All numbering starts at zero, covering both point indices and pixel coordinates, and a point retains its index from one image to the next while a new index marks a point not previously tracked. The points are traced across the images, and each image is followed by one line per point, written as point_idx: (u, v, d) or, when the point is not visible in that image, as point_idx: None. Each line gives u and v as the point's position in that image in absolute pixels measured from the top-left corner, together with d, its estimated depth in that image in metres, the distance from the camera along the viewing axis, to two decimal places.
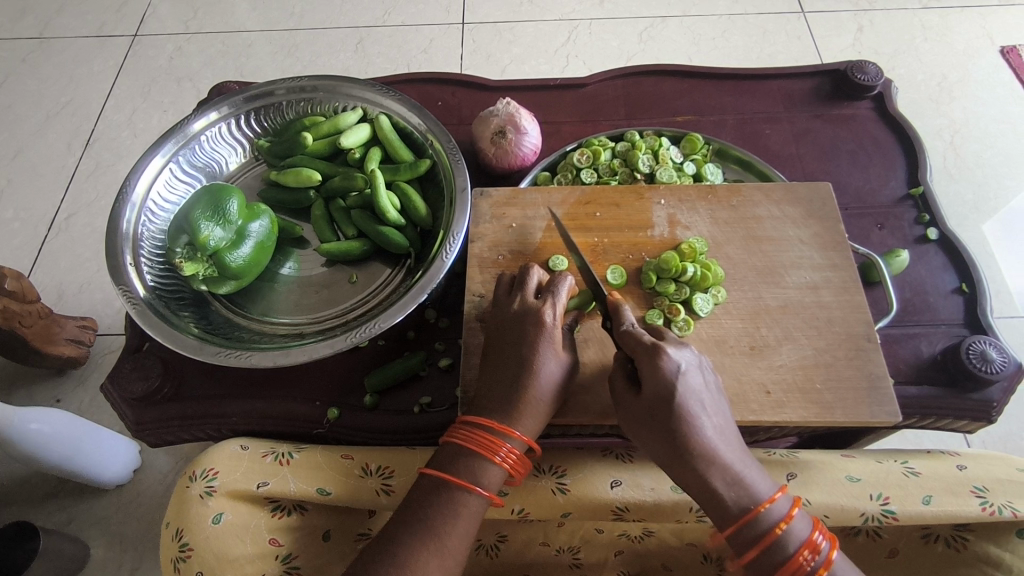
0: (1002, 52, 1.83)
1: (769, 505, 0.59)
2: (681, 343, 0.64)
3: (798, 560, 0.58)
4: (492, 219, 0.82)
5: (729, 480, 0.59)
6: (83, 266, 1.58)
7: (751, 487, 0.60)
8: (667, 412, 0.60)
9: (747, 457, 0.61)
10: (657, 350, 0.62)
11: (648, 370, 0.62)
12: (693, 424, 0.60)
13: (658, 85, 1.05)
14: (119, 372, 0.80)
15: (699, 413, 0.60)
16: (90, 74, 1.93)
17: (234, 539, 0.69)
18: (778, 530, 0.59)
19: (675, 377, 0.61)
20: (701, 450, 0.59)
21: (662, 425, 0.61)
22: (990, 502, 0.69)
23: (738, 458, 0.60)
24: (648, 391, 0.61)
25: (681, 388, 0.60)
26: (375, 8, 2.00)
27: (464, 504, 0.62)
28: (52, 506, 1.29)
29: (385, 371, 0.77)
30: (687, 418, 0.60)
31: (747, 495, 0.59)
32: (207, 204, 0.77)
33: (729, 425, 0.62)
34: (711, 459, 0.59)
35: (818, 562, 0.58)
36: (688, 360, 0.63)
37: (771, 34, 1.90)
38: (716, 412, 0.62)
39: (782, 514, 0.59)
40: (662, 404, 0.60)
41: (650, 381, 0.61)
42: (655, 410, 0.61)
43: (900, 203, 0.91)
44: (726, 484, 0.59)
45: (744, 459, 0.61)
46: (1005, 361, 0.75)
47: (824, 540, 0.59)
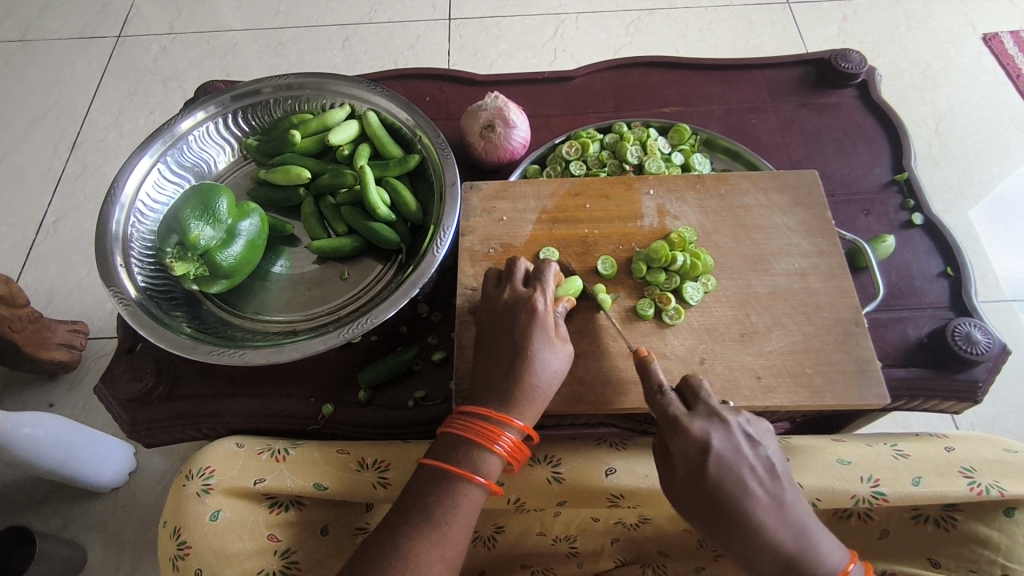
0: (985, 39, 1.85)
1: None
2: (712, 413, 0.64)
3: None
4: (482, 213, 0.82)
5: (785, 554, 0.60)
6: (72, 270, 1.57)
7: (810, 558, 0.60)
8: (706, 497, 0.62)
9: (805, 523, 0.61)
10: (682, 427, 0.63)
11: (679, 451, 0.63)
12: (735, 507, 0.61)
13: (645, 77, 1.05)
14: (112, 374, 0.80)
15: (737, 489, 0.61)
16: (74, 76, 1.91)
17: (232, 536, 0.69)
18: None
19: (705, 458, 0.62)
20: (748, 527, 0.61)
21: (704, 507, 0.62)
22: (978, 482, 0.70)
23: (792, 526, 0.61)
24: (682, 471, 0.63)
25: (713, 470, 0.62)
26: (361, 5, 2.00)
27: (464, 494, 0.62)
28: (47, 510, 1.28)
29: (379, 366, 0.78)
30: (725, 501, 0.61)
31: (808, 566, 0.60)
32: (196, 204, 0.77)
33: (778, 489, 0.62)
34: (760, 536, 0.60)
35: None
36: (720, 431, 0.63)
37: (757, 25, 1.91)
38: (759, 482, 0.62)
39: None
40: (700, 486, 0.62)
41: (683, 461, 0.63)
42: (695, 491, 0.62)
43: (886, 189, 0.93)
44: (781, 560, 0.60)
45: (800, 525, 0.61)
46: (990, 343, 0.76)
47: None
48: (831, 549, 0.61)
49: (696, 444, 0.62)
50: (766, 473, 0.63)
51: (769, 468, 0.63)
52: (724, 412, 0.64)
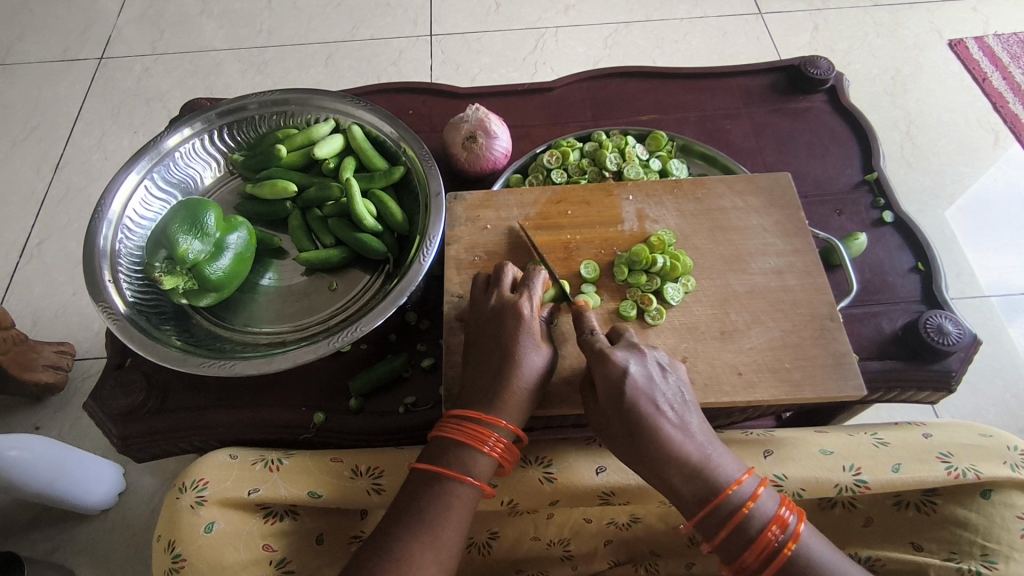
0: (951, 44, 1.92)
1: (733, 487, 0.62)
2: (634, 348, 0.68)
3: (766, 536, 0.60)
4: (467, 222, 0.84)
5: (687, 470, 0.62)
6: (56, 291, 1.57)
7: (711, 475, 0.62)
8: (621, 412, 0.64)
9: (707, 443, 0.64)
10: (605, 355, 0.66)
11: (599, 374, 0.66)
12: (649, 422, 0.63)
13: (622, 87, 1.08)
14: (102, 389, 0.80)
15: (651, 410, 0.64)
16: (57, 98, 1.92)
17: (227, 547, 0.69)
18: (744, 510, 0.61)
19: (622, 378, 0.64)
20: (654, 443, 0.63)
21: (620, 427, 0.65)
22: (955, 466, 0.73)
23: (699, 445, 0.63)
24: (604, 396, 0.65)
25: (630, 388, 0.64)
26: (343, 22, 2.02)
27: (456, 494, 0.63)
28: (35, 535, 1.27)
29: (369, 374, 0.79)
30: (639, 415, 0.63)
31: (710, 482, 0.62)
32: (184, 218, 0.78)
33: (689, 417, 0.65)
34: (665, 451, 0.63)
35: (786, 537, 0.60)
36: (636, 359, 0.66)
37: (731, 35, 1.96)
38: (670, 406, 0.65)
39: (748, 494, 0.62)
40: (616, 408, 0.64)
41: (605, 387, 0.65)
42: (611, 413, 0.65)
43: (856, 189, 0.96)
44: (685, 474, 0.62)
45: (704, 445, 0.63)
46: (961, 334, 0.79)
47: (790, 514, 0.61)
48: (733, 469, 0.63)
49: (616, 368, 0.65)
50: (676, 400, 0.65)
51: (682, 396, 0.66)
52: (643, 347, 0.68)
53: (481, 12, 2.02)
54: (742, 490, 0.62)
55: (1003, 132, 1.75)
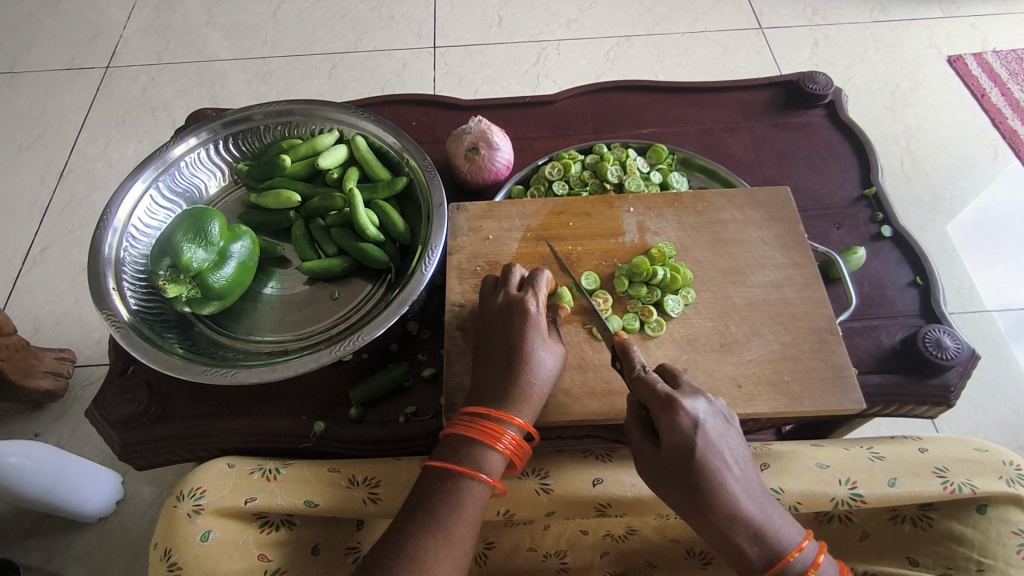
0: (950, 61, 1.93)
1: (797, 554, 0.61)
2: (694, 392, 0.65)
3: None
4: (469, 232, 0.85)
5: (753, 530, 0.61)
6: (59, 298, 1.57)
7: (773, 537, 0.61)
8: (689, 464, 0.61)
9: (768, 503, 0.63)
10: (673, 403, 0.62)
11: (665, 424, 0.62)
12: (720, 478, 0.61)
13: (623, 100, 1.09)
14: (104, 397, 0.80)
15: (722, 467, 0.61)
16: (63, 106, 1.93)
17: (222, 556, 0.69)
18: None
19: (693, 429, 0.62)
20: (721, 502, 0.61)
21: (682, 480, 0.62)
22: (951, 480, 0.73)
23: (758, 499, 0.62)
24: (670, 449, 0.62)
25: (701, 442, 0.61)
26: (348, 34, 2.05)
27: (469, 491, 0.64)
28: (32, 542, 1.26)
29: (370, 383, 0.79)
30: (710, 470, 0.61)
31: (774, 543, 0.61)
32: (189, 227, 0.79)
33: (750, 471, 0.63)
34: (732, 510, 0.61)
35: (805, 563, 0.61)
36: (705, 408, 0.64)
37: (732, 50, 1.98)
38: (735, 461, 0.63)
39: (809, 561, 0.61)
40: (685, 463, 0.61)
41: (671, 440, 0.62)
42: (677, 468, 0.62)
43: (856, 203, 0.97)
44: (749, 532, 0.61)
45: (764, 504, 0.62)
46: (959, 348, 0.79)
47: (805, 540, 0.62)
48: (793, 531, 0.62)
49: (688, 421, 0.62)
50: (740, 454, 0.64)
51: (742, 450, 0.64)
52: (707, 394, 0.65)
53: (484, 25, 2.05)
54: (804, 557, 0.61)
55: (1002, 148, 1.76)
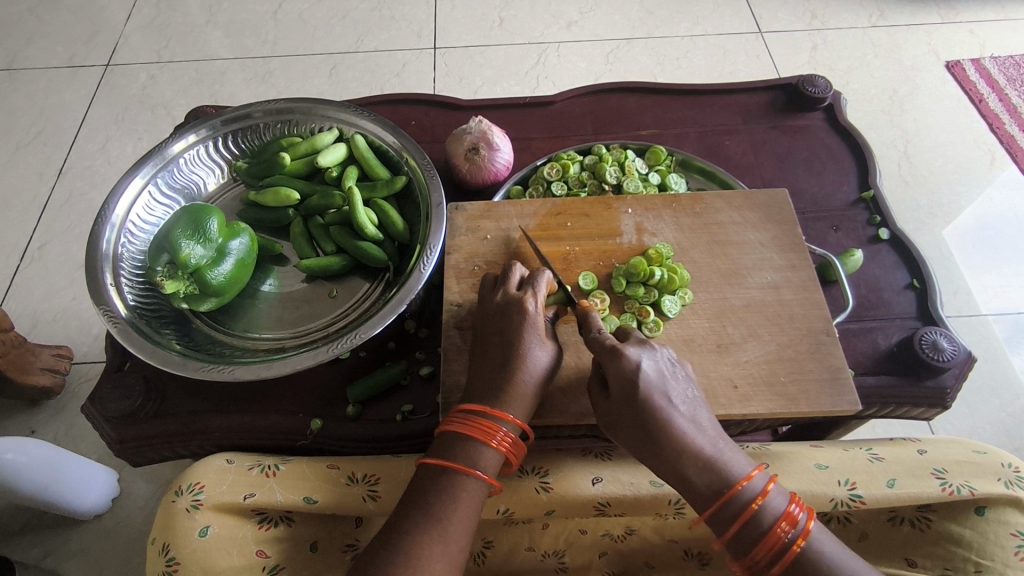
0: (948, 66, 1.94)
1: (746, 483, 0.62)
2: (642, 343, 0.68)
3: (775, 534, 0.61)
4: (467, 232, 0.85)
5: (701, 464, 0.63)
6: (56, 295, 1.57)
7: (722, 468, 0.63)
8: (635, 404, 0.64)
9: (721, 440, 0.64)
10: (617, 350, 0.65)
11: (612, 369, 0.65)
12: (666, 416, 0.63)
13: (622, 102, 1.10)
14: (100, 392, 0.80)
15: (666, 406, 0.64)
16: (62, 104, 1.93)
17: (220, 551, 0.69)
18: (755, 506, 0.62)
19: (636, 373, 0.64)
20: (667, 438, 0.63)
21: (630, 421, 0.64)
22: (949, 482, 0.73)
23: (709, 436, 0.64)
24: (616, 391, 0.65)
25: (644, 383, 0.64)
26: (348, 34, 2.05)
27: (465, 488, 0.64)
28: (27, 539, 1.26)
29: (368, 381, 0.79)
30: (654, 408, 0.63)
31: (725, 475, 0.62)
32: (187, 224, 0.79)
33: (699, 412, 0.65)
34: (680, 444, 0.63)
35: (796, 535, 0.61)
36: (648, 354, 0.66)
37: (731, 54, 1.98)
38: (681, 400, 0.65)
39: (759, 490, 0.62)
40: (630, 403, 0.64)
41: (618, 384, 0.65)
42: (625, 409, 0.65)
43: (853, 206, 0.97)
44: (698, 467, 0.63)
45: (716, 441, 0.64)
46: (956, 351, 0.80)
47: (801, 512, 0.62)
48: (745, 466, 0.64)
49: (631, 364, 0.65)
50: (688, 397, 0.66)
51: (692, 393, 0.66)
52: (653, 343, 0.68)
53: (484, 26, 2.05)
54: (753, 485, 0.62)
55: (999, 153, 1.77)
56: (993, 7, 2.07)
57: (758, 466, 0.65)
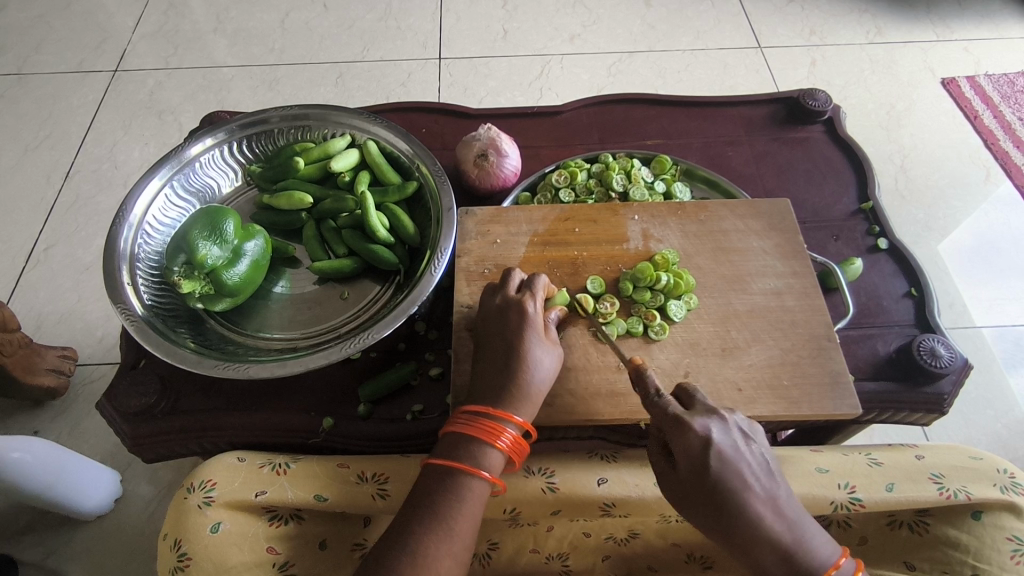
0: (944, 83, 1.98)
1: (833, 569, 0.62)
2: (710, 411, 0.67)
3: None
4: (477, 236, 0.87)
5: (781, 551, 0.62)
6: (62, 297, 1.58)
7: (807, 553, 0.62)
8: (705, 483, 0.63)
9: (798, 519, 0.63)
10: (684, 424, 0.65)
11: (679, 444, 0.65)
12: (743, 497, 0.63)
13: (628, 112, 1.12)
14: (116, 389, 0.82)
15: (741, 486, 0.63)
16: (70, 108, 1.95)
17: (232, 548, 0.70)
18: None
19: (705, 449, 0.64)
20: (745, 521, 0.62)
21: (703, 502, 0.64)
22: (946, 486, 0.75)
23: (784, 510, 0.63)
24: (685, 469, 0.64)
25: (716, 461, 0.63)
26: (355, 44, 2.08)
27: (469, 487, 0.65)
28: (28, 539, 1.26)
29: (377, 381, 0.81)
30: (732, 491, 0.63)
31: (805, 557, 0.62)
32: (204, 224, 0.81)
33: (774, 487, 0.64)
34: (758, 530, 0.62)
35: None
36: (719, 427, 0.65)
37: (732, 68, 2.02)
38: (756, 479, 0.64)
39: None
40: (703, 484, 0.63)
41: (687, 461, 0.64)
42: (696, 488, 0.64)
43: (853, 216, 0.99)
44: (777, 553, 0.62)
45: (793, 520, 0.63)
46: (953, 357, 0.82)
47: None
48: (828, 547, 0.63)
49: (699, 441, 0.64)
50: (761, 471, 0.65)
51: (764, 465, 0.66)
52: (723, 412, 0.67)
53: (489, 37, 2.08)
54: (841, 572, 0.62)
55: (994, 169, 1.80)
56: (987, 26, 2.11)
57: (843, 549, 0.64)
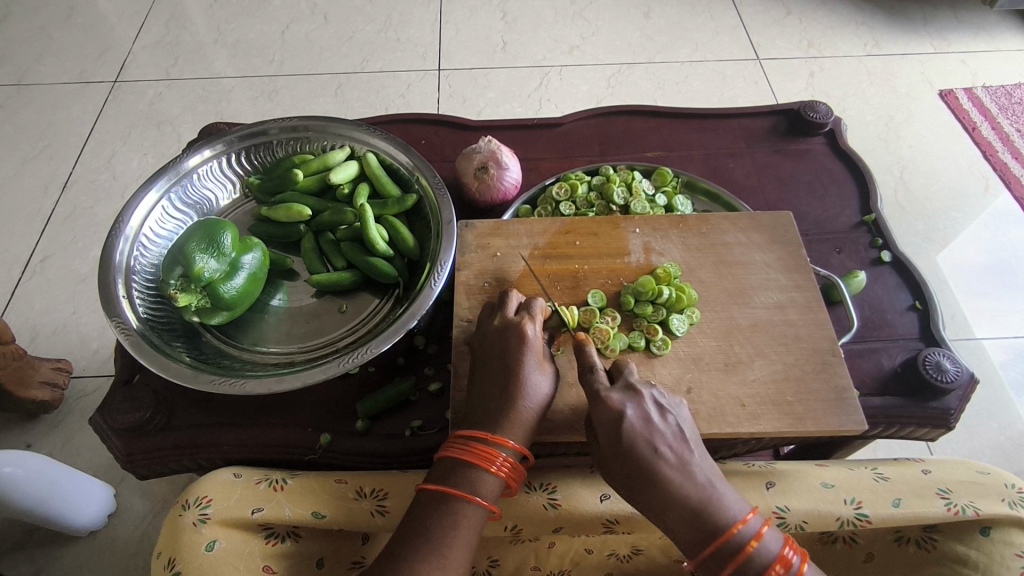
0: (942, 95, 1.98)
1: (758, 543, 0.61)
2: (631, 386, 0.68)
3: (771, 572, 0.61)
4: (477, 248, 0.86)
5: (689, 511, 0.62)
6: (57, 308, 1.57)
7: (716, 514, 0.62)
8: (617, 450, 0.65)
9: (714, 485, 0.64)
10: (598, 395, 0.67)
11: (594, 415, 0.67)
12: (652, 460, 0.64)
13: (628, 124, 1.12)
14: (110, 404, 0.81)
15: (648, 452, 0.64)
16: (69, 118, 1.95)
17: (228, 566, 0.68)
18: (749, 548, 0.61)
19: (616, 416, 0.66)
20: (654, 485, 0.63)
21: (618, 469, 0.65)
22: (954, 502, 0.74)
23: (690, 471, 0.64)
24: (601, 438, 0.66)
25: (625, 428, 0.65)
26: (354, 55, 2.08)
27: (464, 514, 0.64)
28: (20, 556, 1.24)
29: (377, 396, 0.80)
30: (636, 453, 0.64)
31: (713, 515, 0.62)
32: (201, 237, 0.80)
33: (688, 453, 0.65)
34: (665, 493, 0.63)
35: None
36: (633, 399, 0.67)
37: (731, 79, 2.03)
38: (669, 445, 0.65)
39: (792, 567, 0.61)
40: (616, 452, 0.65)
41: (600, 429, 0.66)
42: (610, 453, 0.66)
43: (855, 229, 0.99)
44: (687, 516, 0.62)
45: (706, 485, 0.63)
46: (959, 372, 0.81)
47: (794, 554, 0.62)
48: (742, 514, 0.63)
49: (611, 410, 0.66)
50: (676, 438, 0.66)
51: (681, 434, 0.66)
52: (642, 386, 0.69)
53: (488, 49, 2.09)
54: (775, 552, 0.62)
55: (994, 181, 1.80)
56: (984, 38, 2.12)
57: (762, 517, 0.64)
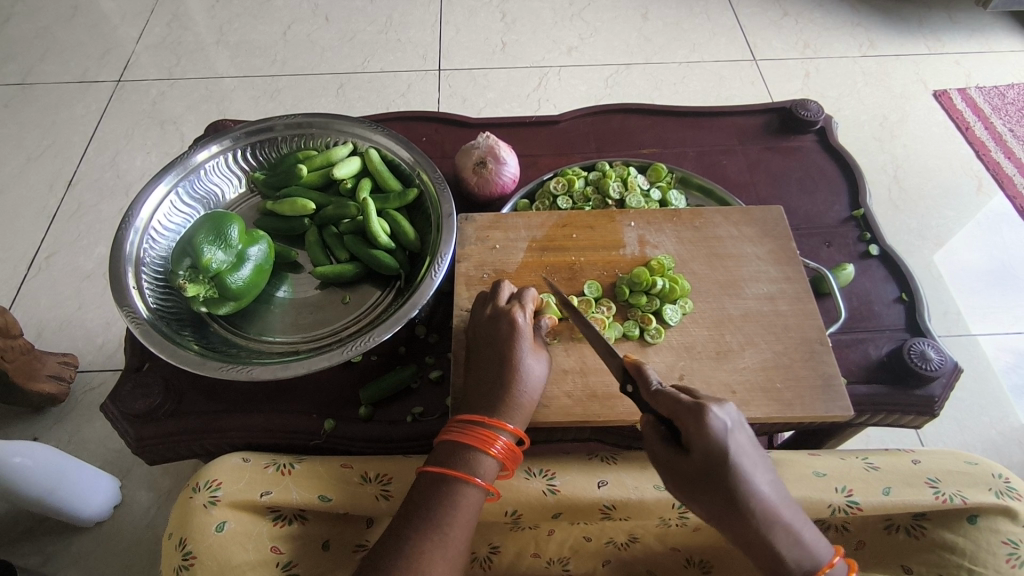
0: (935, 95, 2.01)
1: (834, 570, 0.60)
2: (718, 400, 0.64)
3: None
4: (476, 241, 0.88)
5: (782, 542, 0.60)
6: (62, 304, 1.60)
7: (805, 543, 0.60)
8: (722, 472, 0.60)
9: (796, 512, 0.62)
10: (700, 409, 0.61)
11: (694, 431, 0.60)
12: (752, 485, 0.60)
13: (624, 122, 1.15)
14: (120, 392, 0.83)
15: (749, 475, 0.60)
16: (73, 117, 1.98)
17: (236, 547, 0.71)
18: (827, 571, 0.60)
19: (723, 436, 0.60)
20: (753, 513, 0.60)
21: (715, 491, 0.60)
22: (943, 491, 0.76)
23: (783, 513, 0.61)
24: (698, 456, 0.60)
25: (732, 448, 0.60)
26: (355, 56, 2.11)
27: (463, 495, 0.66)
28: (27, 546, 1.26)
29: (379, 384, 0.82)
30: (741, 476, 0.60)
31: (802, 563, 0.60)
32: (209, 229, 0.83)
33: (774, 479, 0.62)
34: (764, 521, 0.60)
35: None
36: (729, 416, 0.62)
37: (727, 80, 2.06)
38: (761, 468, 0.62)
39: None
40: (718, 474, 0.60)
41: (701, 448, 0.60)
42: (708, 474, 0.60)
43: (845, 223, 1.01)
44: (780, 544, 0.60)
45: (792, 513, 0.61)
46: (943, 361, 0.83)
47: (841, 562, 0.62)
48: (824, 547, 0.61)
49: (718, 429, 0.60)
50: (763, 460, 0.63)
51: (764, 457, 0.63)
52: (727, 403, 0.64)
53: (488, 50, 2.12)
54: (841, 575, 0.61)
55: (986, 180, 1.83)
56: (978, 39, 2.15)
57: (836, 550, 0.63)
